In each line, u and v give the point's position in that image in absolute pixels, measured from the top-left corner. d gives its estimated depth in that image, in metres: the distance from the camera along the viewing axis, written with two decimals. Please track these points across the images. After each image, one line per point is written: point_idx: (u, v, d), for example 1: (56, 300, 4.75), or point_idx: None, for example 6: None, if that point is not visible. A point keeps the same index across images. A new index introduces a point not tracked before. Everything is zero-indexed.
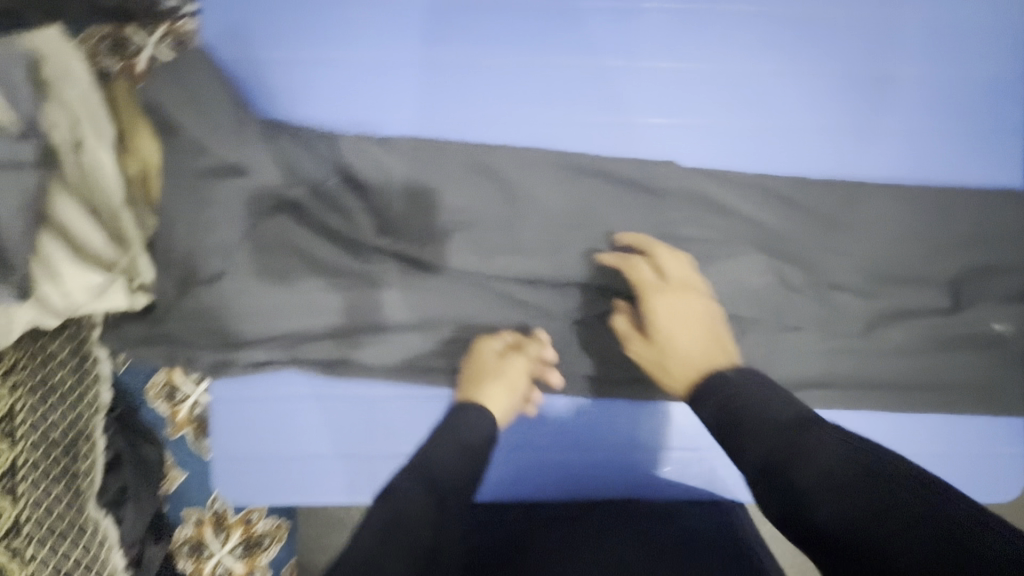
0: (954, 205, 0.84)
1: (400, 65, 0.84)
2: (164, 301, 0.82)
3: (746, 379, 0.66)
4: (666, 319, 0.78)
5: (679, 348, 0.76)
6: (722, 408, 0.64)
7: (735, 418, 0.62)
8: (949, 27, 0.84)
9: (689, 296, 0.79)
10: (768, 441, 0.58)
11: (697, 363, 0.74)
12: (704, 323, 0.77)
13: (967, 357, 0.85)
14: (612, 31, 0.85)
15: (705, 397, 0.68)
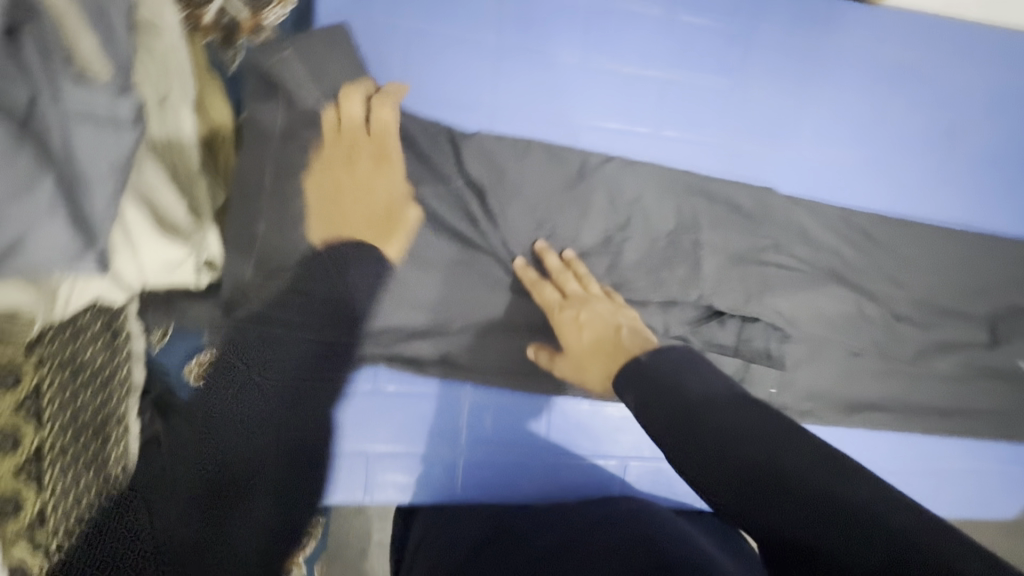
0: (1001, 254, 0.93)
1: (524, 63, 0.83)
2: (259, 285, 0.78)
3: (669, 369, 0.58)
4: (574, 333, 0.77)
5: (591, 365, 0.75)
6: (647, 401, 0.57)
7: (684, 420, 0.54)
8: (1010, 93, 0.93)
9: (592, 305, 0.77)
10: (722, 456, 0.50)
11: (606, 359, 0.72)
12: (598, 329, 0.75)
13: (1000, 389, 0.94)
14: (730, 52, 0.86)
15: (628, 386, 0.61)
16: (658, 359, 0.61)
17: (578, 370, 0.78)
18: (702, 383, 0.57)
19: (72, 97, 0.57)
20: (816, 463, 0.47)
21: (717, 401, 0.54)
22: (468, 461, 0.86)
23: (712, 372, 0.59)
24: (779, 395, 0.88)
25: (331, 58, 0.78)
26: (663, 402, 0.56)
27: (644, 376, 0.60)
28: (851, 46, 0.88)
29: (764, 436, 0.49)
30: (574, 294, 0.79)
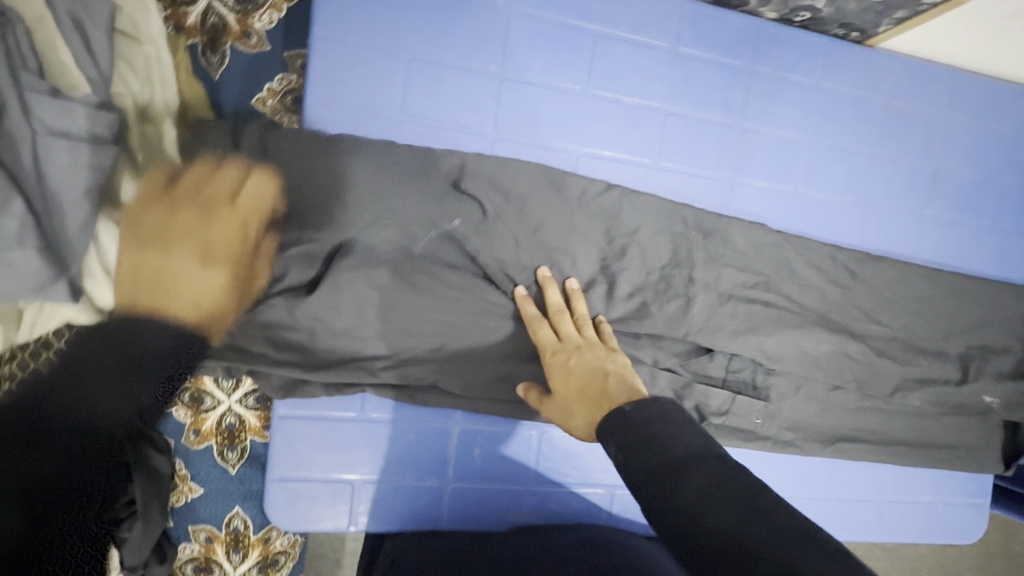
0: (976, 294, 0.96)
1: (523, 88, 0.81)
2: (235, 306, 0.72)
3: (656, 417, 0.58)
4: (561, 375, 0.73)
5: (575, 412, 0.71)
6: (626, 449, 0.57)
7: (659, 472, 0.54)
8: (987, 140, 0.98)
9: (582, 350, 0.74)
10: (692, 510, 0.50)
11: (591, 407, 0.68)
12: (587, 373, 0.71)
13: (962, 421, 0.99)
14: (726, 89, 0.87)
15: (612, 433, 0.60)
16: (644, 411, 0.60)
17: (562, 415, 0.73)
18: (683, 438, 0.56)
19: (42, 111, 0.57)
20: (786, 544, 0.46)
21: (697, 460, 0.53)
22: (455, 490, 0.84)
23: (699, 429, 0.57)
24: (762, 429, 0.89)
25: (333, 75, 0.76)
26: (643, 456, 0.55)
27: (629, 428, 0.59)
28: (844, 87, 0.91)
29: (738, 507, 0.49)
30: (566, 337, 0.75)
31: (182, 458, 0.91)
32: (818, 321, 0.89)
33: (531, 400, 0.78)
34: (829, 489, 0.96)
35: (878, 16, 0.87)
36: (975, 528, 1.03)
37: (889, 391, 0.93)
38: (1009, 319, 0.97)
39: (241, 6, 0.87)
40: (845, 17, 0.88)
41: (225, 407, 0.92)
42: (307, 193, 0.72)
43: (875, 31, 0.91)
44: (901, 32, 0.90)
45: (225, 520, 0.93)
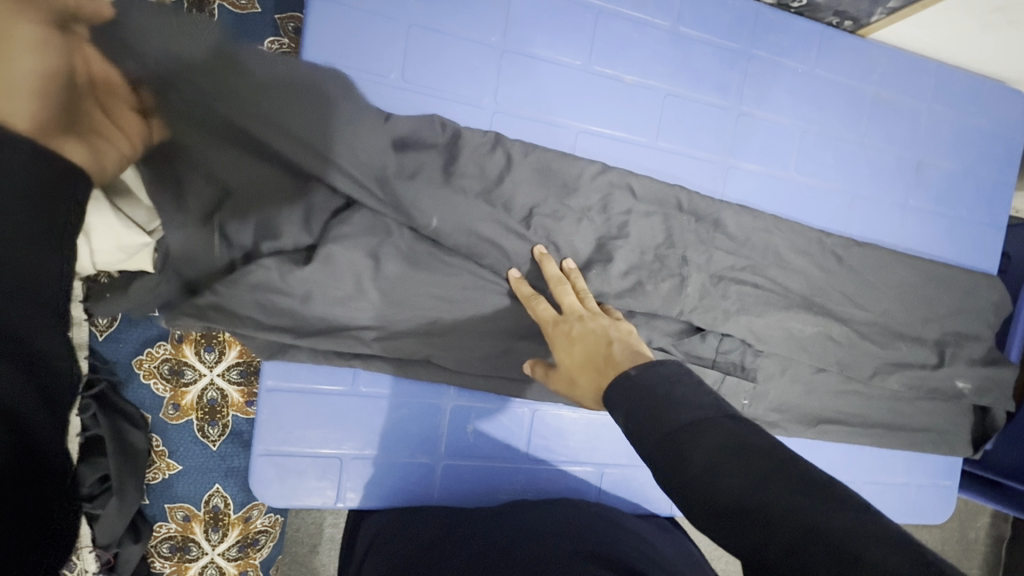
0: (951, 282, 0.99)
1: (525, 62, 0.80)
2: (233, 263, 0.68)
3: (659, 381, 0.58)
4: (564, 346, 0.71)
5: (580, 380, 0.69)
6: (634, 415, 0.57)
7: (665, 435, 0.54)
8: (968, 134, 1.01)
9: (582, 318, 0.72)
10: (700, 469, 0.50)
11: (596, 375, 0.67)
12: (591, 342, 0.69)
13: (937, 406, 1.02)
14: (724, 72, 0.88)
15: (618, 400, 0.60)
16: (652, 376, 0.59)
17: (568, 386, 0.72)
18: (690, 402, 0.55)
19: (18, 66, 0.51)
20: (797, 494, 0.45)
21: (704, 421, 0.53)
22: (447, 466, 0.83)
23: (706, 391, 0.57)
24: (749, 407, 0.90)
25: (330, 37, 0.73)
26: (652, 421, 0.55)
27: (637, 394, 0.59)
28: (835, 76, 0.93)
29: (749, 464, 0.49)
30: (567, 305, 0.74)
31: (159, 433, 0.89)
32: (805, 303, 0.90)
33: (537, 373, 0.76)
34: None
35: (871, 6, 0.89)
36: (944, 510, 1.07)
37: (870, 374, 0.96)
38: (982, 306, 1.01)
39: None
40: (839, 6, 0.90)
41: (208, 380, 0.91)
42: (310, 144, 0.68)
43: (868, 21, 0.94)
44: (893, 23, 0.92)
45: (204, 498, 0.91)
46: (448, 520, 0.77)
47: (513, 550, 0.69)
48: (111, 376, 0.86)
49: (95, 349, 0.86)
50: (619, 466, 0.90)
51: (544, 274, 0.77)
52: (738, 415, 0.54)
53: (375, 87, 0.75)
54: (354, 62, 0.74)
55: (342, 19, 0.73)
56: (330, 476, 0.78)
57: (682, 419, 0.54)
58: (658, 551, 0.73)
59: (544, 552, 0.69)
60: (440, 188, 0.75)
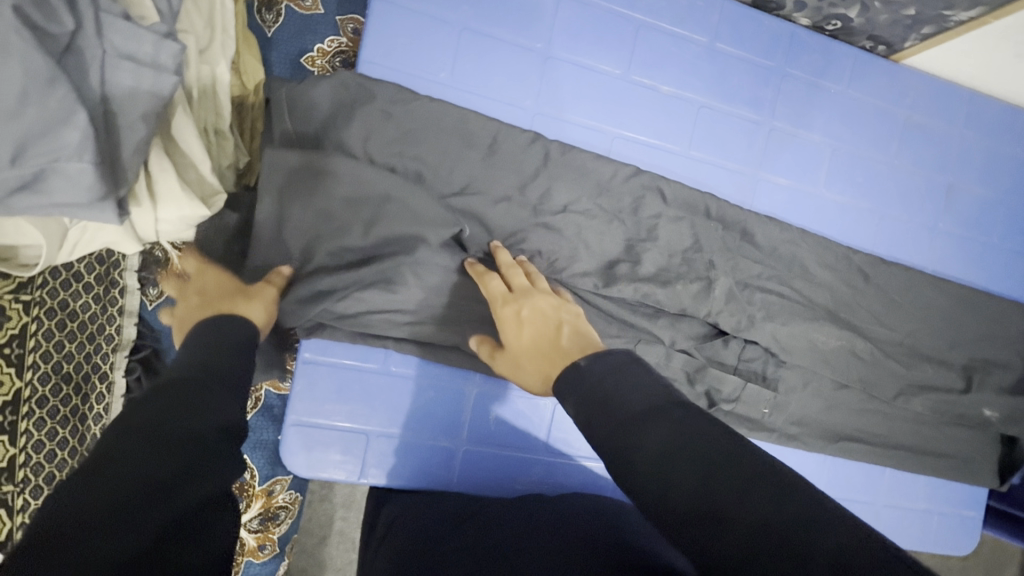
0: (981, 307, 0.99)
1: (567, 67, 0.85)
2: (286, 236, 0.74)
3: (613, 371, 0.57)
4: (514, 328, 0.70)
5: (527, 365, 0.68)
6: (587, 406, 0.55)
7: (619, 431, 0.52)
8: (1000, 162, 1.02)
9: (537, 300, 0.71)
10: (654, 465, 0.48)
11: (544, 362, 0.66)
12: (544, 325, 0.68)
13: (960, 432, 1.01)
14: (758, 87, 0.91)
15: (569, 392, 0.58)
16: (600, 365, 0.58)
17: (516, 370, 0.71)
18: (641, 393, 0.54)
19: (114, 35, 0.60)
20: (742, 491, 0.44)
21: (653, 412, 0.52)
22: (467, 452, 0.85)
23: (653, 379, 0.55)
24: (769, 416, 0.90)
25: (390, 36, 0.78)
26: (602, 418, 0.54)
27: (590, 384, 0.57)
28: (867, 98, 0.96)
29: (698, 456, 0.47)
30: (523, 290, 0.73)
31: None
32: (829, 316, 0.91)
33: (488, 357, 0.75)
34: (831, 490, 0.97)
35: (906, 31, 0.91)
36: (968, 544, 1.04)
37: (893, 394, 0.95)
38: (1011, 335, 1.00)
39: None
40: (875, 30, 0.93)
41: None
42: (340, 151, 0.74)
43: (901, 46, 0.96)
44: (926, 49, 0.94)
45: None
46: (439, 510, 0.77)
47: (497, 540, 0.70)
48: (155, 343, 0.93)
49: (143, 317, 0.93)
50: None
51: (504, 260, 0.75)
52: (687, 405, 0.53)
53: (427, 83, 0.80)
54: (409, 61, 0.79)
55: (401, 21, 0.79)
56: (356, 451, 0.81)
57: (632, 411, 0.52)
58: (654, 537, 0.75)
59: (544, 537, 0.70)
60: (479, 183, 0.79)
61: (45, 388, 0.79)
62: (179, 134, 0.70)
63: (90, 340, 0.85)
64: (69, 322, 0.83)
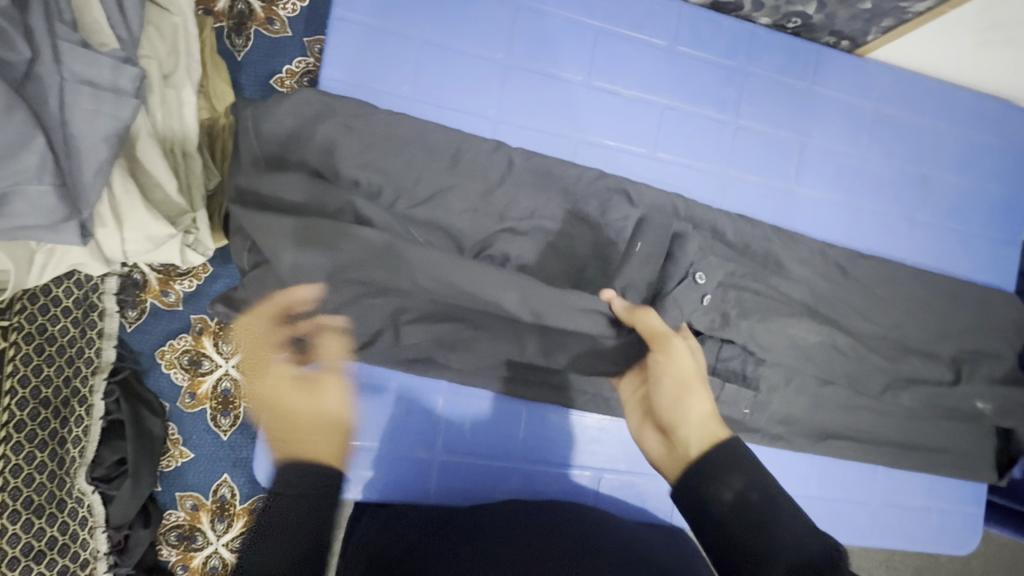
0: (964, 297, 0.97)
1: (528, 76, 0.86)
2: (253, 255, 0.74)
3: (742, 455, 0.61)
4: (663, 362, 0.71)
5: (652, 433, 0.69)
6: (751, 486, 0.58)
7: (768, 512, 0.57)
8: (975, 150, 1.01)
9: (660, 367, 0.71)
10: (775, 537, 0.56)
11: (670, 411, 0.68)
12: (680, 379, 0.69)
13: (954, 427, 0.98)
14: (721, 87, 0.92)
15: (710, 469, 0.60)
16: (711, 458, 0.61)
17: (639, 435, 0.71)
18: (744, 508, 0.58)
19: (74, 62, 0.63)
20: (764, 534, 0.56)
21: (760, 531, 0.57)
22: (443, 463, 0.84)
23: (758, 491, 0.58)
24: (749, 416, 0.89)
25: (351, 51, 0.80)
26: (716, 536, 0.58)
27: (726, 458, 0.60)
28: (833, 92, 0.96)
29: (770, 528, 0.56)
30: (652, 350, 0.72)
31: (176, 422, 0.95)
32: (808, 312, 0.90)
33: (473, 370, 0.83)
34: (817, 489, 0.96)
35: (865, 25, 0.92)
36: (971, 542, 1.01)
37: (880, 389, 0.92)
38: (1000, 324, 0.97)
39: None
40: (835, 26, 0.94)
41: (223, 371, 0.97)
42: (304, 168, 0.76)
43: (865, 40, 0.97)
44: (890, 41, 0.94)
45: (212, 488, 0.95)
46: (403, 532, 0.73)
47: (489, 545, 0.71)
48: (136, 365, 0.94)
49: (123, 339, 0.94)
50: (617, 473, 0.89)
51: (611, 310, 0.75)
52: (792, 515, 0.57)
53: (389, 97, 0.82)
54: (371, 77, 0.81)
55: (362, 38, 0.81)
56: None
57: (740, 528, 0.57)
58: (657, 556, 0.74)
59: (539, 548, 0.70)
60: (443, 192, 0.79)
61: (23, 412, 0.80)
62: (144, 156, 0.72)
63: (69, 362, 0.85)
64: (48, 346, 0.83)
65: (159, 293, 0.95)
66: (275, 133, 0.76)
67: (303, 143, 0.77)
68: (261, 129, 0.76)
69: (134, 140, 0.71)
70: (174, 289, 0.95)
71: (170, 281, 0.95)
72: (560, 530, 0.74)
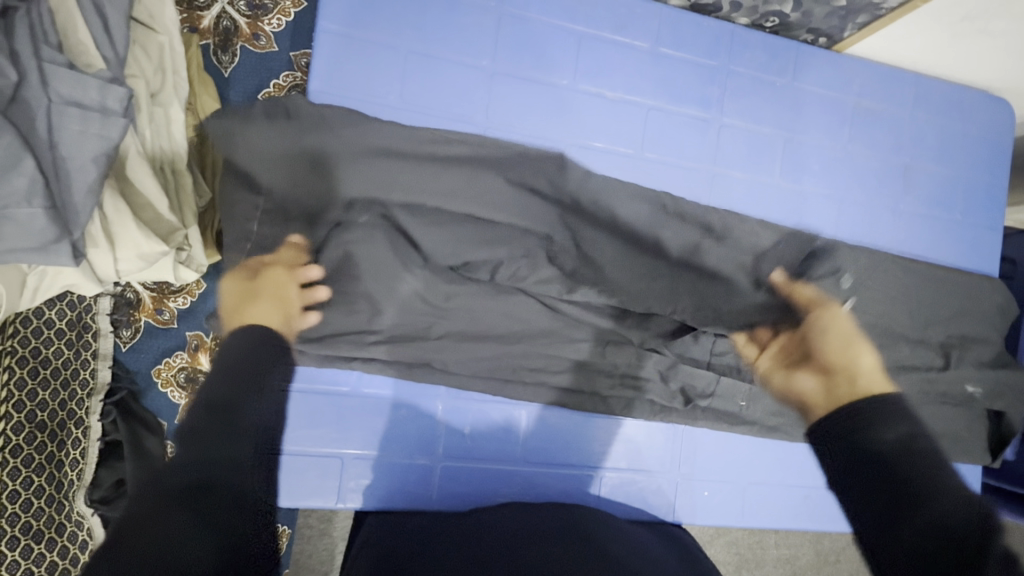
0: (949, 283, 0.99)
1: (514, 81, 0.87)
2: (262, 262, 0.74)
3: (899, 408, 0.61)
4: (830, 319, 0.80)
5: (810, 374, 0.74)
6: (912, 435, 0.58)
7: (927, 462, 0.57)
8: (953, 139, 1.04)
9: (828, 324, 0.79)
10: (924, 481, 0.56)
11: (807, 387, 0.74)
12: (844, 336, 0.77)
13: (947, 411, 0.99)
14: (704, 86, 0.93)
15: (877, 413, 0.61)
16: (879, 403, 0.61)
17: (793, 382, 0.77)
18: (909, 451, 0.57)
19: (59, 83, 0.63)
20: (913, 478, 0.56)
21: (924, 471, 0.56)
22: (445, 469, 0.85)
23: (925, 441, 0.58)
24: (743, 410, 0.90)
25: (338, 63, 0.81)
26: (867, 475, 0.58)
27: (885, 405, 0.61)
28: (814, 88, 0.98)
29: (931, 473, 0.56)
30: (813, 310, 0.80)
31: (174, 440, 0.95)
32: None
33: (470, 375, 0.84)
34: (814, 478, 0.97)
35: (841, 21, 0.94)
36: None
37: None
38: (985, 309, 0.99)
39: (253, 11, 0.94)
40: (812, 24, 0.96)
41: None
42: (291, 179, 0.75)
43: (841, 36, 0.99)
44: (865, 37, 0.97)
45: None
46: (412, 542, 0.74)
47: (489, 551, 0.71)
48: (132, 384, 0.93)
49: (118, 359, 0.93)
50: (617, 473, 0.90)
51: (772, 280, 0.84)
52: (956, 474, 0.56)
53: (377, 108, 0.82)
54: (358, 88, 0.81)
55: (348, 50, 0.81)
56: (333, 476, 0.81)
57: (896, 471, 0.57)
58: (657, 558, 0.76)
59: (557, 551, 0.69)
60: None
61: (18, 436, 0.79)
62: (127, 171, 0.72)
63: (65, 385, 0.85)
64: (42, 370, 0.84)
65: (153, 311, 0.95)
66: (253, 149, 0.75)
67: (283, 155, 0.75)
68: (242, 146, 0.76)
69: (124, 158, 0.71)
70: (168, 307, 0.95)
71: (164, 298, 0.95)
72: (565, 536, 0.74)
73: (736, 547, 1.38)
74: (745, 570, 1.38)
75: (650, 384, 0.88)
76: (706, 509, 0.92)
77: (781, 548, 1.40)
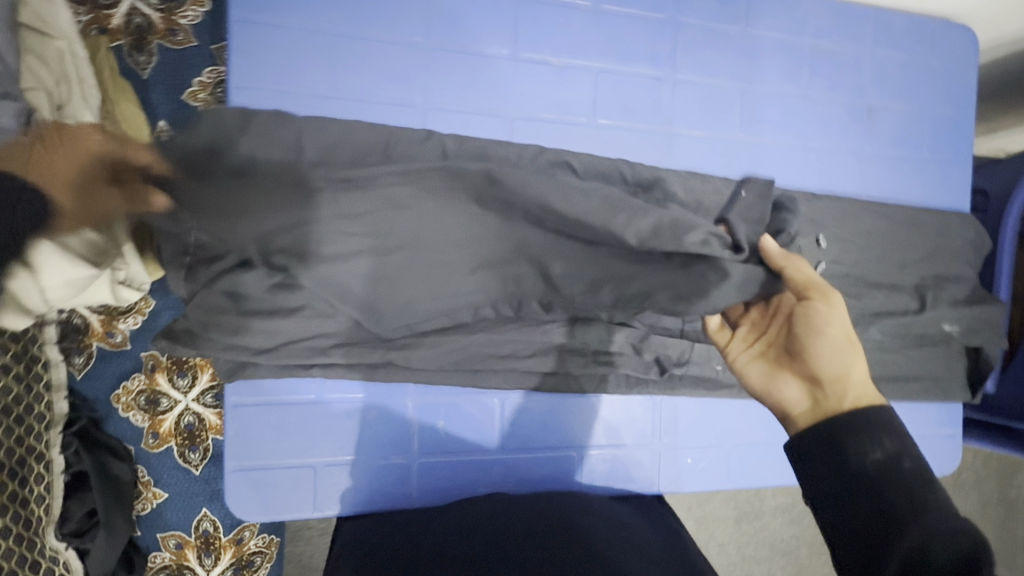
0: (920, 223, 0.97)
1: (451, 56, 0.82)
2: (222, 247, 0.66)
3: (883, 424, 0.60)
4: (822, 308, 0.71)
5: (794, 381, 0.71)
6: (896, 456, 0.58)
7: (911, 484, 0.56)
8: (916, 74, 1.00)
9: (821, 318, 0.71)
10: (900, 502, 0.56)
11: (795, 383, 0.71)
12: (842, 333, 0.70)
13: (924, 354, 0.98)
14: (654, 42, 0.89)
15: (853, 428, 0.61)
16: (861, 420, 0.61)
17: (774, 386, 0.73)
18: (893, 473, 0.57)
19: None
20: (886, 499, 0.56)
21: (910, 492, 0.56)
22: (422, 465, 0.84)
23: (910, 461, 0.58)
24: (719, 374, 0.88)
25: (258, 54, 0.76)
26: (847, 491, 0.58)
27: (861, 419, 0.61)
28: (768, 33, 0.93)
29: (908, 493, 0.56)
30: (806, 299, 0.72)
31: (143, 463, 0.93)
32: None
33: (435, 369, 0.81)
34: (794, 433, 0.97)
35: None
36: (950, 462, 1.04)
37: None
38: (958, 247, 0.98)
39: (165, 5, 0.89)
40: None
41: (183, 407, 0.94)
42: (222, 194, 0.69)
43: None
44: None
45: (194, 524, 0.95)
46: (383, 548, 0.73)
47: (468, 553, 0.69)
48: (92, 412, 0.91)
49: (73, 388, 0.91)
50: (601, 450, 0.89)
51: (758, 247, 0.73)
52: (945, 496, 0.56)
53: (306, 98, 0.77)
54: (283, 78, 0.76)
55: (265, 38, 0.76)
56: (304, 485, 0.80)
57: (877, 491, 0.57)
58: (642, 547, 0.74)
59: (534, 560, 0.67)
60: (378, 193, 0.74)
61: None
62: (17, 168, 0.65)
63: (22, 421, 0.80)
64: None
65: (103, 335, 0.92)
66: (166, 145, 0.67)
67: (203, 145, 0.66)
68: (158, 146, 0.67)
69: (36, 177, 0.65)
70: (119, 328, 0.93)
71: (113, 320, 0.93)
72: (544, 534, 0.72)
73: (734, 501, 1.39)
74: (745, 522, 1.40)
75: (624, 357, 0.85)
76: (692, 476, 0.92)
77: (779, 496, 1.42)
